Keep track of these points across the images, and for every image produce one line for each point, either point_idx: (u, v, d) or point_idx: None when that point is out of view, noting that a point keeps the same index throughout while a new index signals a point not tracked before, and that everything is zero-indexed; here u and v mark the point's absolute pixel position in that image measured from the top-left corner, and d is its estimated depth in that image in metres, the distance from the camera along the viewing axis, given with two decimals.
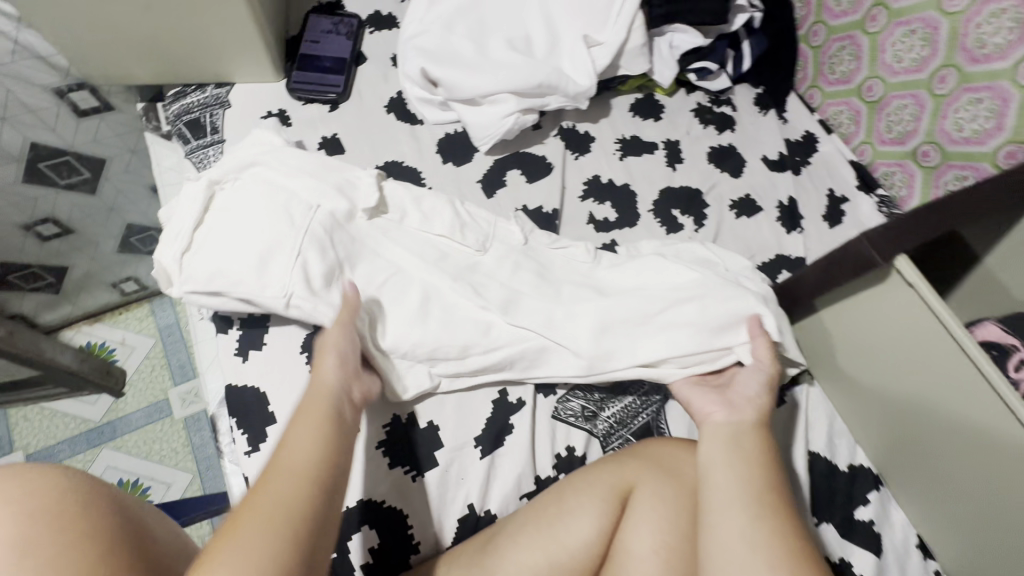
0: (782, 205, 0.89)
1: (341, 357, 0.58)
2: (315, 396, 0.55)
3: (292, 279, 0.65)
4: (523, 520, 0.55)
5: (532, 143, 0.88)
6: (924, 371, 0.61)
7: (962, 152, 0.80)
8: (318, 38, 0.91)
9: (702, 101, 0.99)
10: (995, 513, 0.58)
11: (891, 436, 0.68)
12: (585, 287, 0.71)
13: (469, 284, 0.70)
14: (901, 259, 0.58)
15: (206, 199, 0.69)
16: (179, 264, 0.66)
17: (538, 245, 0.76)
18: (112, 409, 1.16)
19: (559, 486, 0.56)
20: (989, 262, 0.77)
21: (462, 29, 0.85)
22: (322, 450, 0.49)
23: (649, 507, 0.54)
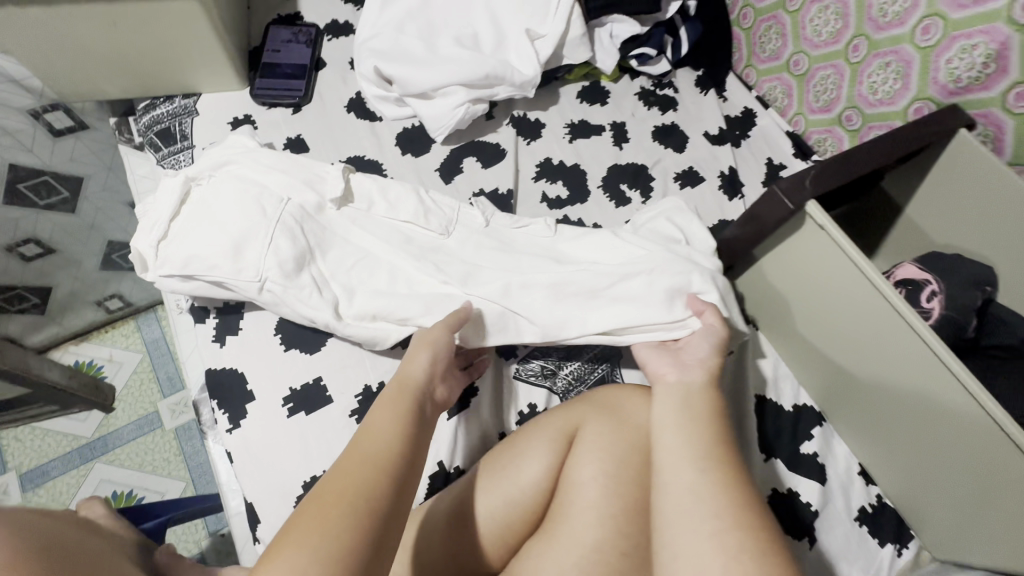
0: (723, 174, 0.95)
1: (437, 354, 0.58)
2: (404, 384, 0.53)
3: (265, 264, 0.69)
4: (485, 464, 0.60)
5: (486, 132, 0.94)
6: (851, 311, 0.67)
7: (879, 113, 0.87)
8: (279, 47, 0.96)
9: (646, 85, 1.05)
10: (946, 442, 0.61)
11: (839, 379, 0.73)
12: (544, 256, 0.75)
13: (431, 261, 0.74)
14: (810, 205, 0.64)
15: (182, 193, 0.74)
16: (155, 250, 0.71)
17: (500, 226, 0.79)
18: (103, 424, 1.19)
19: (517, 433, 0.62)
20: (910, 211, 0.84)
21: (412, 30, 0.91)
22: (406, 438, 0.47)
23: (596, 446, 0.57)
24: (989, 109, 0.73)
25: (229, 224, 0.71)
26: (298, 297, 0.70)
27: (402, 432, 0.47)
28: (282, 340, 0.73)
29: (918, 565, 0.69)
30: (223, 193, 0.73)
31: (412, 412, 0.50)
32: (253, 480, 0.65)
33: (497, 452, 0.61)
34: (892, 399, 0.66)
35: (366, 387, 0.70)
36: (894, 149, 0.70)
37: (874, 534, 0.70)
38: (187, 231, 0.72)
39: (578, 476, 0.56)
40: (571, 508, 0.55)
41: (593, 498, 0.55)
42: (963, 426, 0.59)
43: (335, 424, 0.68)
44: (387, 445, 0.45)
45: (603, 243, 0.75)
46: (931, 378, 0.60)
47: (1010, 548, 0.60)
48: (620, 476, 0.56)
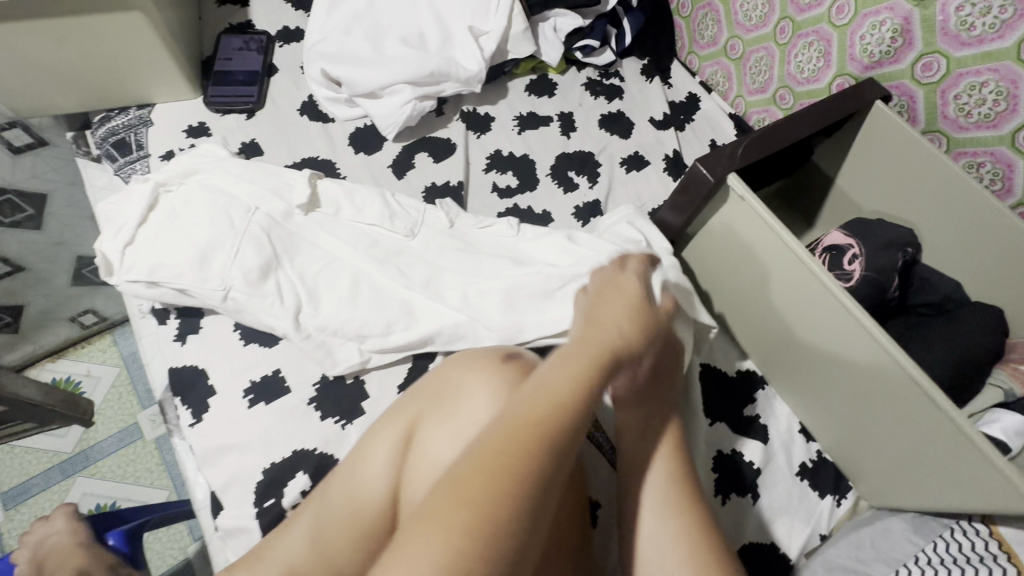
0: (668, 157, 0.99)
1: (634, 314, 0.53)
2: (595, 336, 0.50)
3: (231, 274, 0.70)
4: (360, 443, 0.58)
5: (436, 127, 0.97)
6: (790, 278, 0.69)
7: (807, 91, 0.91)
8: (230, 56, 0.99)
9: (592, 75, 1.09)
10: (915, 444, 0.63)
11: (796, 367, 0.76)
12: (503, 258, 0.74)
13: (395, 266, 0.75)
14: (730, 176, 0.70)
15: (151, 201, 0.74)
16: (122, 254, 0.71)
17: (465, 227, 0.80)
18: (84, 438, 1.19)
19: (397, 405, 0.59)
20: (840, 181, 0.89)
21: (359, 32, 0.94)
22: (580, 401, 0.44)
23: (465, 419, 0.54)
24: (901, 80, 0.78)
25: (198, 233, 0.72)
26: (262, 306, 0.70)
27: (586, 399, 0.45)
28: (241, 335, 0.76)
29: (856, 513, 0.73)
30: (193, 204, 0.74)
31: (598, 372, 0.46)
32: (217, 470, 0.68)
33: (375, 426, 0.58)
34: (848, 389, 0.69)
35: (324, 378, 0.73)
36: (809, 128, 0.75)
37: (814, 487, 0.75)
38: (154, 237, 0.72)
39: (434, 454, 0.53)
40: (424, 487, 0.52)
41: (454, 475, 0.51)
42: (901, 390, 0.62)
43: (294, 412, 0.71)
44: (545, 405, 0.43)
45: (557, 243, 0.74)
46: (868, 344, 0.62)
47: (935, 502, 0.64)
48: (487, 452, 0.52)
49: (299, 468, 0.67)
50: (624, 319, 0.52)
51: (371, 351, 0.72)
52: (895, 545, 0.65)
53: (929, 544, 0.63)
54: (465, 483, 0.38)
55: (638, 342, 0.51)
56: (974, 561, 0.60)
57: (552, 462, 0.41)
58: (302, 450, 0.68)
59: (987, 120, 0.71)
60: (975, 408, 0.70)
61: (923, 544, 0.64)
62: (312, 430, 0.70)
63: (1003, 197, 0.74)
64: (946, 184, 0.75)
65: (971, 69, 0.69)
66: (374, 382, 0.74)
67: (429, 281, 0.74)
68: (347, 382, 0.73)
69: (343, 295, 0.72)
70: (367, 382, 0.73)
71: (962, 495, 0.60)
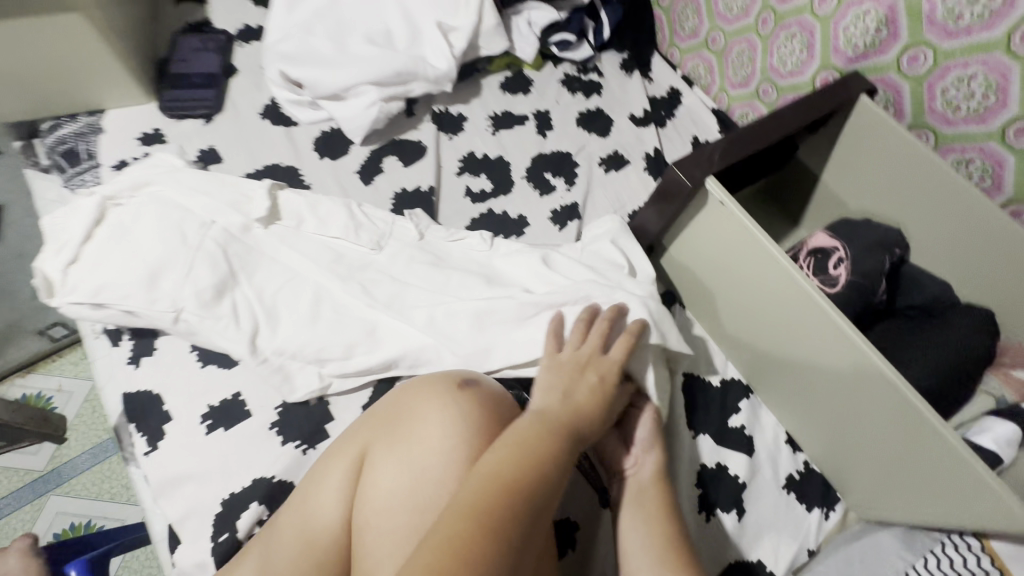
0: (648, 156, 0.95)
1: (600, 389, 0.55)
2: (561, 410, 0.52)
3: (182, 295, 0.66)
4: (314, 469, 0.57)
5: (406, 129, 0.93)
6: (772, 285, 0.66)
7: (790, 85, 0.88)
8: (186, 57, 0.94)
9: (570, 71, 1.04)
10: (896, 468, 0.63)
11: (772, 379, 0.74)
12: (473, 274, 0.71)
13: (358, 282, 0.71)
14: (709, 180, 0.67)
15: (97, 216, 0.69)
16: (63, 275, 0.66)
17: (436, 240, 0.76)
18: (56, 456, 1.06)
19: (352, 430, 0.58)
20: (826, 178, 0.85)
21: (321, 30, 0.89)
22: (544, 473, 0.45)
23: (412, 448, 0.52)
24: (886, 73, 0.75)
25: (146, 251, 0.67)
26: (215, 328, 0.66)
27: (552, 471, 0.46)
28: (199, 356, 0.72)
29: (845, 526, 0.71)
30: (143, 219, 0.70)
31: (563, 446, 0.49)
32: (173, 501, 0.64)
33: (330, 452, 0.57)
34: (829, 412, 0.68)
35: (284, 403, 0.69)
36: (791, 129, 0.72)
37: (801, 500, 0.72)
38: (101, 255, 0.67)
39: (380, 483, 0.51)
40: (371, 520, 0.50)
41: (400, 507, 0.50)
42: (886, 401, 0.60)
43: (255, 438, 0.67)
44: (515, 472, 0.44)
45: (531, 265, 0.71)
46: (853, 355, 0.60)
47: (923, 515, 0.62)
48: (432, 484, 0.50)
49: (255, 498, 0.63)
50: (588, 394, 0.54)
51: (332, 376, 0.68)
52: (886, 560, 0.62)
53: (920, 560, 0.61)
54: (443, 544, 0.38)
55: (599, 418, 0.54)
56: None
57: (521, 529, 0.41)
58: (263, 478, 0.65)
59: (976, 114, 0.68)
60: (964, 416, 0.67)
61: (914, 560, 0.61)
62: (273, 456, 0.66)
63: (991, 195, 0.70)
64: (933, 182, 0.72)
65: (958, 61, 0.66)
66: (339, 402, 0.70)
67: (396, 295, 0.70)
68: (311, 404, 0.69)
69: (304, 314, 0.68)
70: (332, 402, 0.70)
71: (952, 510, 0.58)
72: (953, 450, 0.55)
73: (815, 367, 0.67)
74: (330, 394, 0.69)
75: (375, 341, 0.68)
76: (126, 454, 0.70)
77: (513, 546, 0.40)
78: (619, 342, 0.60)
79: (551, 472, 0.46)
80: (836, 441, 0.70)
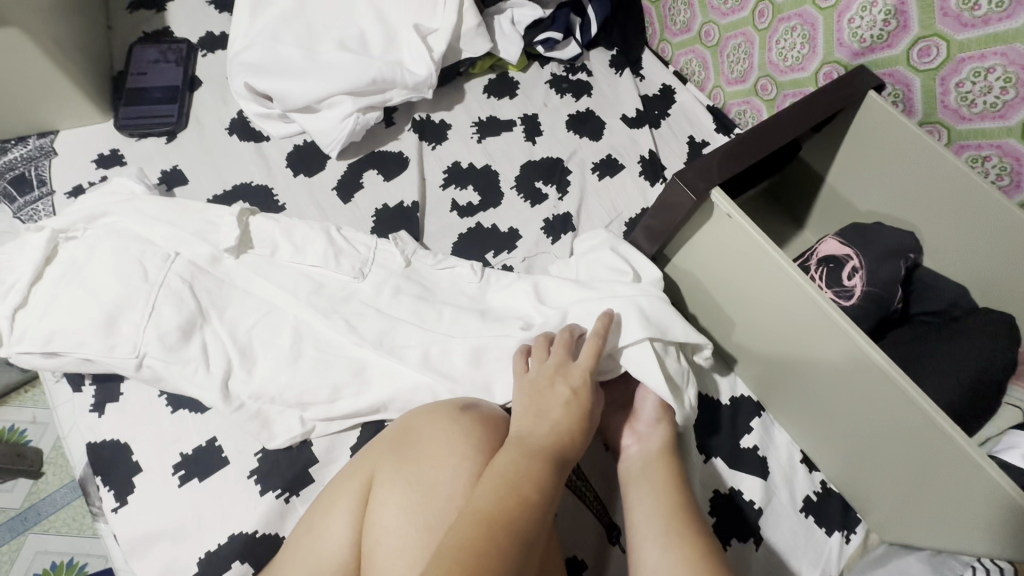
0: (644, 158, 0.90)
1: (579, 405, 0.52)
2: (536, 435, 0.48)
3: (144, 339, 0.60)
4: (320, 497, 0.52)
5: (385, 140, 0.87)
6: (771, 286, 0.62)
7: (791, 80, 0.83)
8: (145, 70, 0.87)
9: (557, 71, 0.99)
10: (914, 477, 0.59)
11: (781, 387, 0.70)
12: (468, 313, 0.66)
13: (341, 317, 0.65)
14: (715, 192, 0.62)
15: (48, 253, 0.63)
16: (11, 322, 0.60)
17: (422, 266, 0.71)
18: (33, 491, 0.97)
19: (361, 454, 0.54)
20: (831, 179, 0.81)
21: (289, 37, 0.83)
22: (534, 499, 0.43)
23: (421, 473, 0.48)
24: (895, 67, 0.70)
25: (103, 292, 0.61)
26: (183, 375, 0.61)
27: (537, 503, 0.43)
28: (168, 401, 0.66)
29: (867, 549, 0.67)
30: (99, 254, 0.63)
31: (546, 472, 0.45)
32: (145, 563, 0.58)
33: (337, 479, 0.53)
34: (839, 419, 0.64)
35: (263, 448, 0.64)
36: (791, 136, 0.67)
37: (820, 524, 0.68)
38: (52, 297, 0.61)
39: (386, 509, 0.47)
40: (378, 551, 0.46)
41: (409, 534, 0.46)
42: (896, 407, 0.56)
43: (233, 488, 0.62)
44: (501, 507, 0.41)
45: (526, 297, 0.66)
46: (857, 359, 0.56)
47: (946, 527, 0.58)
48: (443, 508, 0.47)
49: (236, 555, 0.58)
50: (563, 410, 0.51)
51: (314, 420, 0.64)
52: None
53: None
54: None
55: (576, 433, 0.50)
56: None
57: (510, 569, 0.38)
58: (244, 533, 0.59)
59: (994, 109, 0.64)
60: (990, 430, 0.63)
61: None
62: (254, 508, 0.61)
63: (1010, 193, 0.67)
64: (945, 182, 0.68)
65: (974, 54, 0.62)
66: (324, 443, 0.65)
67: (384, 324, 0.65)
68: (294, 447, 0.64)
69: (282, 354, 0.63)
70: (317, 442, 0.65)
71: (973, 521, 0.54)
72: (972, 460, 0.51)
73: (821, 372, 0.62)
74: (314, 437, 0.65)
75: (364, 381, 0.64)
76: (94, 509, 0.64)
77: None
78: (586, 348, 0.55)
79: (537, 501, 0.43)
80: (849, 450, 0.66)
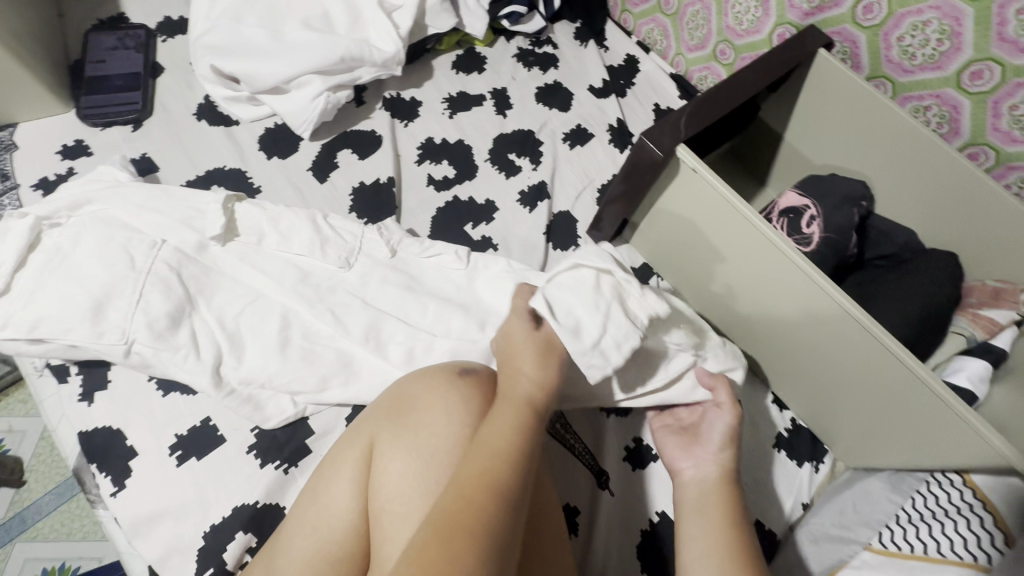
0: (612, 127, 0.93)
1: (540, 347, 0.54)
2: (512, 385, 0.51)
3: (132, 325, 0.60)
4: (321, 466, 0.54)
5: (357, 119, 0.88)
6: (741, 237, 0.66)
7: (748, 44, 0.87)
8: (102, 57, 0.85)
9: (523, 45, 1.00)
10: (879, 408, 0.63)
11: (751, 334, 0.75)
12: (451, 305, 0.67)
13: (327, 307, 0.66)
14: (680, 148, 0.66)
15: (31, 240, 0.62)
16: None
17: (409, 255, 0.72)
18: (13, 501, 0.92)
19: (358, 421, 0.55)
20: (789, 137, 0.85)
21: (251, 17, 0.82)
22: (528, 453, 0.44)
23: (420, 437, 0.50)
24: (842, 26, 0.75)
25: (91, 281, 0.61)
26: (174, 361, 0.61)
27: (528, 465, 0.44)
28: (159, 385, 0.67)
29: (834, 477, 0.73)
30: (82, 242, 0.63)
31: (535, 427, 0.47)
32: (148, 542, 0.59)
33: (336, 447, 0.54)
34: (805, 359, 0.69)
35: (259, 428, 0.65)
36: (752, 94, 0.71)
37: (791, 457, 0.74)
38: (36, 286, 0.61)
39: (387, 473, 0.49)
40: (384, 514, 0.49)
41: (411, 496, 0.48)
42: (857, 342, 0.60)
43: (232, 464, 0.63)
44: (492, 469, 0.42)
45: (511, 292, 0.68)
46: (822, 302, 0.61)
47: (909, 452, 0.63)
48: (443, 469, 0.49)
49: (239, 526, 0.60)
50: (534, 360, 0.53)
51: (306, 402, 0.65)
52: (877, 506, 0.63)
53: (907, 501, 0.62)
54: (433, 538, 0.37)
55: (552, 378, 0.52)
56: (955, 513, 0.57)
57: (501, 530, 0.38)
58: (247, 504, 0.61)
59: (932, 61, 0.69)
60: (939, 359, 0.69)
61: (903, 501, 0.62)
62: (253, 482, 0.62)
63: (950, 140, 0.72)
64: (895, 133, 0.73)
65: (912, 8, 0.67)
66: (319, 415, 0.67)
67: (369, 316, 0.66)
68: (290, 424, 0.66)
69: (271, 341, 0.64)
70: (313, 417, 0.67)
71: (933, 441, 0.59)
72: (931, 393, 0.55)
73: (789, 316, 0.67)
74: (309, 416, 0.67)
75: (353, 373, 0.65)
76: (91, 497, 0.64)
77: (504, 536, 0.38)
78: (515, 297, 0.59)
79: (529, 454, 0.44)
80: (817, 388, 0.70)
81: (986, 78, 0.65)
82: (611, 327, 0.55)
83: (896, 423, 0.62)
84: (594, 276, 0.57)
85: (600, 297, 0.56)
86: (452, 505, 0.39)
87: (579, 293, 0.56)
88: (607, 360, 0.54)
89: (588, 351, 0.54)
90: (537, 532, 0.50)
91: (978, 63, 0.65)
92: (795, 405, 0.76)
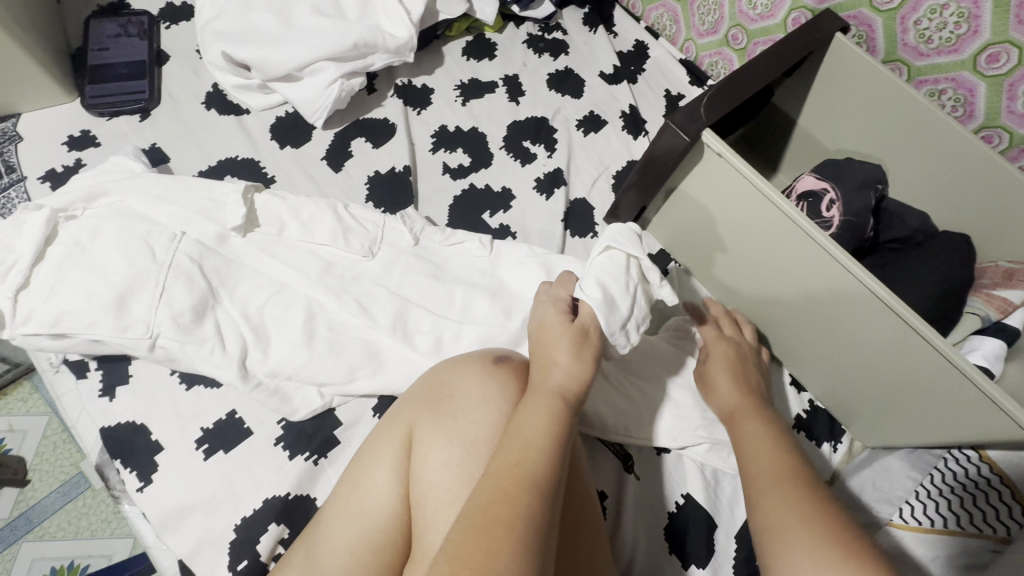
0: (624, 114, 0.92)
1: (574, 338, 0.53)
2: (547, 373, 0.50)
3: (156, 318, 0.59)
4: (359, 453, 0.54)
5: (369, 108, 0.87)
6: (762, 220, 0.66)
7: (761, 28, 0.87)
8: (105, 45, 0.83)
9: (533, 31, 0.99)
10: (897, 387, 0.64)
11: (771, 317, 0.76)
12: (477, 292, 0.67)
13: (353, 297, 0.65)
14: (706, 134, 0.66)
15: (47, 233, 0.61)
16: (14, 305, 0.58)
17: (431, 243, 0.71)
18: (16, 499, 0.90)
19: (394, 410, 0.55)
20: (803, 123, 0.86)
21: (261, 4, 0.80)
22: (561, 446, 0.44)
23: (458, 426, 0.50)
24: (859, 10, 0.75)
25: (112, 273, 0.60)
26: (199, 354, 0.60)
27: (559, 457, 0.43)
28: (182, 379, 0.66)
29: (852, 456, 0.74)
30: (100, 234, 0.62)
31: (566, 417, 0.46)
32: (179, 536, 0.59)
33: (373, 437, 0.54)
34: (824, 340, 0.70)
35: (286, 420, 0.65)
36: (767, 82, 0.71)
37: (811, 437, 0.75)
38: (56, 279, 0.59)
39: (429, 463, 0.49)
40: (425, 505, 0.48)
41: (452, 485, 0.48)
42: (878, 322, 0.61)
43: (260, 456, 0.63)
44: (524, 460, 0.41)
45: (536, 278, 0.68)
46: (841, 282, 0.61)
47: (927, 431, 0.64)
48: (484, 458, 0.49)
49: (270, 517, 0.60)
50: (568, 349, 0.52)
51: (334, 394, 0.65)
52: (895, 483, 0.65)
53: (926, 478, 0.63)
54: (468, 529, 0.37)
55: (585, 369, 0.51)
56: (970, 487, 0.60)
57: (539, 522, 0.37)
58: (280, 496, 0.61)
59: (948, 44, 0.69)
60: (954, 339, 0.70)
61: (921, 478, 0.64)
62: (282, 473, 0.62)
63: (964, 122, 0.73)
64: (913, 118, 0.73)
65: None
66: (345, 406, 0.67)
67: (396, 305, 0.65)
68: (317, 416, 0.65)
69: (297, 334, 0.63)
70: (339, 408, 0.66)
71: (951, 418, 0.60)
72: (953, 369, 0.56)
73: (810, 299, 0.67)
74: (334, 407, 0.66)
75: (380, 364, 0.64)
76: (115, 492, 0.66)
77: (541, 526, 0.37)
78: (558, 288, 0.59)
79: (565, 446, 0.44)
80: (835, 367, 0.71)
81: (1003, 61, 0.66)
82: (637, 309, 0.59)
83: (914, 400, 0.63)
84: (625, 259, 0.61)
85: (628, 278, 0.60)
86: (486, 500, 0.38)
87: (610, 271, 0.60)
88: (629, 338, 0.59)
89: (616, 329, 0.57)
90: (572, 520, 0.50)
91: (995, 46, 0.65)
92: (814, 386, 0.77)
